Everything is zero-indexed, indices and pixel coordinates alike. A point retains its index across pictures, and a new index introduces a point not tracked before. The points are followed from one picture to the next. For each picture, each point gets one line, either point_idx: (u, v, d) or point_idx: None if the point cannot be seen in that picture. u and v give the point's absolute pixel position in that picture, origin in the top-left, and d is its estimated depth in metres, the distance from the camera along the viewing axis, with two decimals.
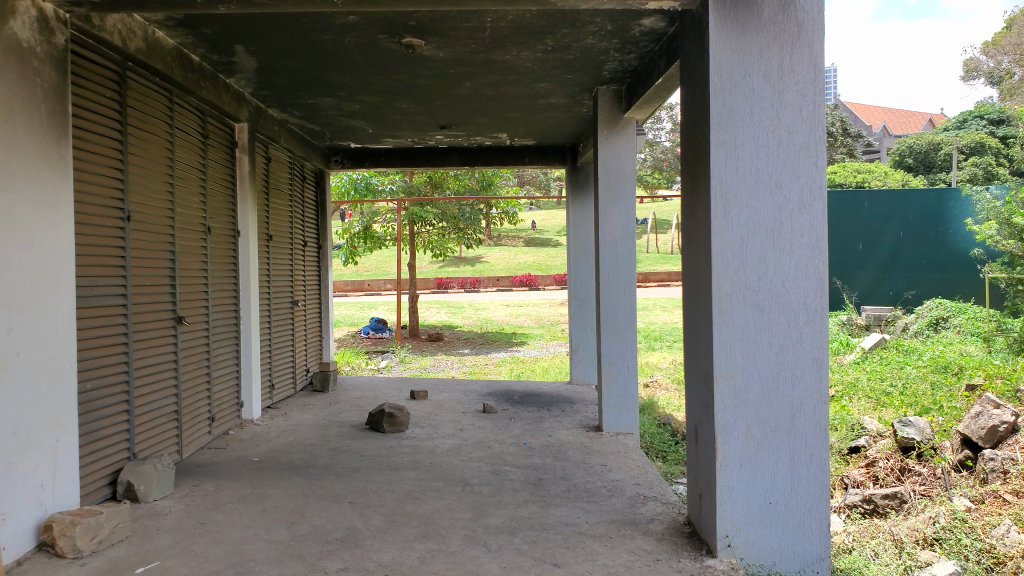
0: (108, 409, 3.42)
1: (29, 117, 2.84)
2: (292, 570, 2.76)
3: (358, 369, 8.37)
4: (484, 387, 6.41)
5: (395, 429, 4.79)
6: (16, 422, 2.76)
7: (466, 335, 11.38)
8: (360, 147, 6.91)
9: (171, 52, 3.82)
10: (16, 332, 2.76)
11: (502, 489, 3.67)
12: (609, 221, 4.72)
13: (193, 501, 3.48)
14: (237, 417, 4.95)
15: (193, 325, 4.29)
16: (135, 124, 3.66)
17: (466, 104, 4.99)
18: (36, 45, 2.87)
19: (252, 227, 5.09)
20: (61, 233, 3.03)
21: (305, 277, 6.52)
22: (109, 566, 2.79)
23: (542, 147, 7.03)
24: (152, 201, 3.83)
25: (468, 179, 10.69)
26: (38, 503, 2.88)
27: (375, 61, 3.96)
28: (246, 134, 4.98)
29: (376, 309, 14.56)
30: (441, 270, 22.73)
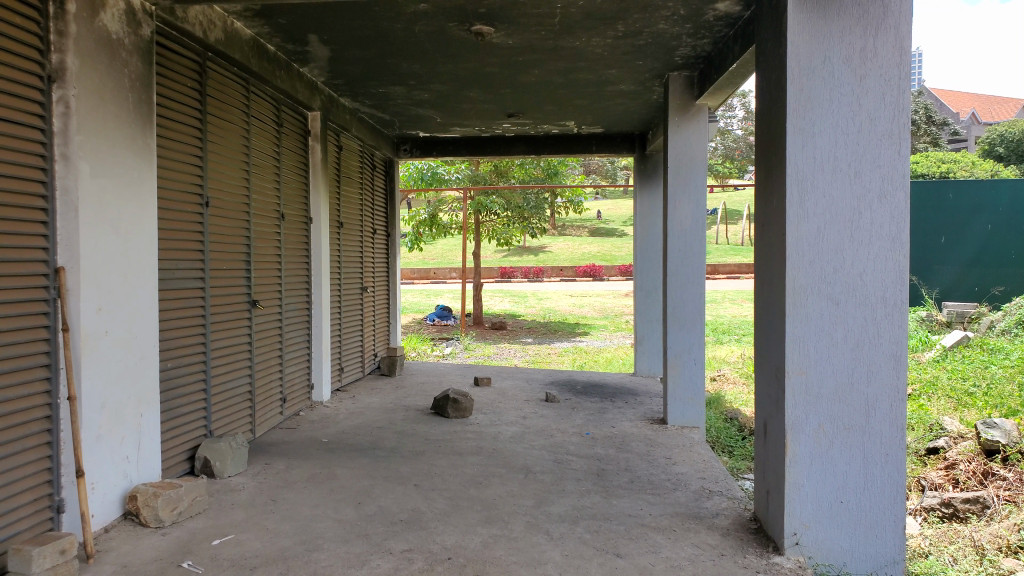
0: (187, 387, 3.56)
1: (118, 106, 2.97)
2: (358, 549, 2.83)
3: (422, 356, 8.50)
4: (547, 376, 6.42)
5: (459, 415, 4.84)
6: (105, 396, 2.92)
7: (529, 324, 11.40)
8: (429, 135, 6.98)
9: (248, 43, 3.93)
10: (104, 312, 2.91)
11: (564, 478, 3.67)
12: (678, 212, 4.65)
13: (265, 478, 3.60)
14: (307, 398, 5.09)
15: (267, 308, 4.42)
16: (213, 112, 3.78)
17: (534, 91, 4.97)
18: (125, 36, 3.00)
19: (324, 214, 5.21)
20: (145, 215, 3.16)
21: (374, 264, 6.64)
22: (187, 538, 2.92)
23: (609, 135, 6.95)
24: (229, 187, 3.95)
25: (534, 167, 10.65)
26: (123, 474, 3.03)
27: (445, 49, 3.98)
28: (318, 122, 5.09)
29: (441, 296, 14.74)
30: (505, 258, 22.86)
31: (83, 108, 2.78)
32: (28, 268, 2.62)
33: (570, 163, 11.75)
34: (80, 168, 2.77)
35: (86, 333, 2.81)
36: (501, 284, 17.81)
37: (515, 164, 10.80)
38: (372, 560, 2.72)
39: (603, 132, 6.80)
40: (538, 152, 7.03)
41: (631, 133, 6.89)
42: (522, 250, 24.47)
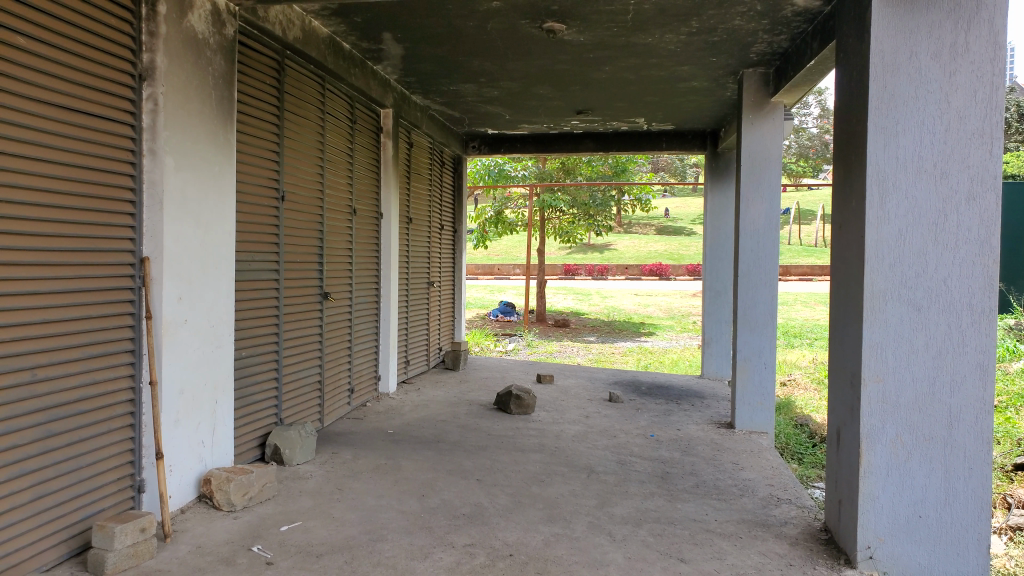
0: (260, 376, 3.67)
1: (201, 103, 3.09)
2: (421, 541, 2.86)
3: (486, 351, 8.56)
4: (611, 375, 6.37)
5: (522, 411, 4.84)
6: (184, 382, 3.03)
7: (592, 322, 11.33)
8: (497, 133, 7.01)
9: (325, 41, 4.01)
10: (184, 302, 3.02)
11: (627, 479, 3.62)
12: (750, 212, 4.55)
13: (332, 467, 3.68)
14: (374, 389, 5.18)
15: (338, 301, 4.52)
16: (290, 109, 3.87)
17: (604, 88, 4.93)
18: (210, 36, 3.11)
19: (394, 210, 5.28)
20: (224, 208, 3.27)
21: (440, 260, 6.71)
22: (258, 522, 3.01)
23: (680, 132, 6.84)
24: (304, 182, 4.05)
25: (601, 164, 10.53)
26: (199, 458, 3.15)
27: (516, 46, 3.98)
28: (390, 119, 5.16)
29: (505, 292, 14.79)
30: (569, 256, 22.83)
31: (170, 105, 2.90)
32: (116, 258, 2.77)
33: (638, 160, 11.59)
34: (165, 162, 2.89)
35: (168, 321, 2.93)
36: (564, 282, 17.75)
37: (582, 161, 10.72)
38: (434, 553, 2.75)
39: (673, 129, 6.70)
40: (606, 149, 6.98)
41: (703, 130, 6.76)
42: (586, 248, 24.35)
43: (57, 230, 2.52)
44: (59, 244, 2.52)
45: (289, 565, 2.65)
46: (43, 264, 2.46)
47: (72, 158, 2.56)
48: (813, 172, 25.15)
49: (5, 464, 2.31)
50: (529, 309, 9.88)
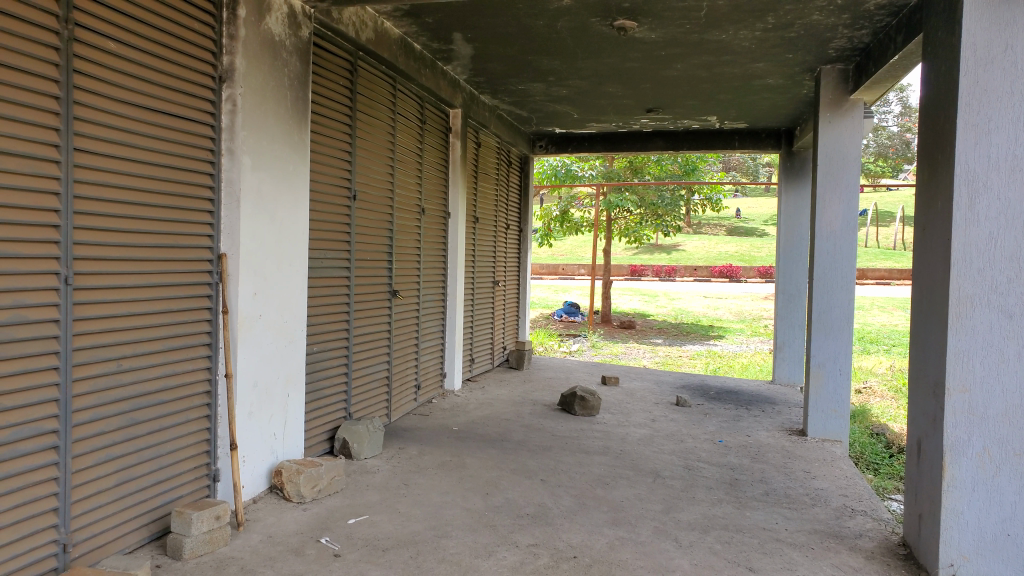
0: (331, 371, 3.74)
1: (277, 104, 3.17)
2: (485, 539, 2.87)
3: (550, 351, 8.57)
4: (678, 379, 6.28)
5: (587, 413, 4.82)
6: (257, 375, 3.12)
7: (659, 324, 11.20)
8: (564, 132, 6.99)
9: (397, 42, 4.07)
10: (259, 297, 3.11)
11: (694, 485, 3.56)
12: (827, 213, 4.41)
13: (398, 462, 3.72)
14: (439, 387, 5.23)
15: (406, 299, 4.58)
16: (363, 110, 3.94)
17: (675, 87, 4.86)
18: (287, 38, 3.19)
19: (461, 209, 5.32)
20: (298, 207, 3.35)
21: (506, 259, 6.73)
22: (326, 515, 3.07)
23: (754, 130, 6.68)
24: (375, 181, 4.12)
25: (671, 164, 10.31)
26: (271, 450, 3.23)
27: (586, 44, 3.95)
28: (459, 119, 5.21)
29: (570, 292, 14.76)
30: (636, 256, 22.62)
31: (248, 106, 3.00)
32: (195, 254, 2.87)
33: (709, 159, 11.36)
34: (243, 162, 2.98)
35: (243, 316, 3.02)
36: (629, 282, 17.58)
37: (651, 160, 10.54)
38: (498, 551, 2.76)
39: (747, 127, 6.56)
40: (676, 148, 6.86)
41: (777, 128, 6.59)
42: (653, 248, 24.07)
43: (141, 227, 2.62)
44: (143, 240, 2.63)
45: (356, 557, 2.69)
46: (128, 259, 2.57)
47: (154, 157, 2.67)
48: (891, 170, 24.00)
49: (92, 449, 2.42)
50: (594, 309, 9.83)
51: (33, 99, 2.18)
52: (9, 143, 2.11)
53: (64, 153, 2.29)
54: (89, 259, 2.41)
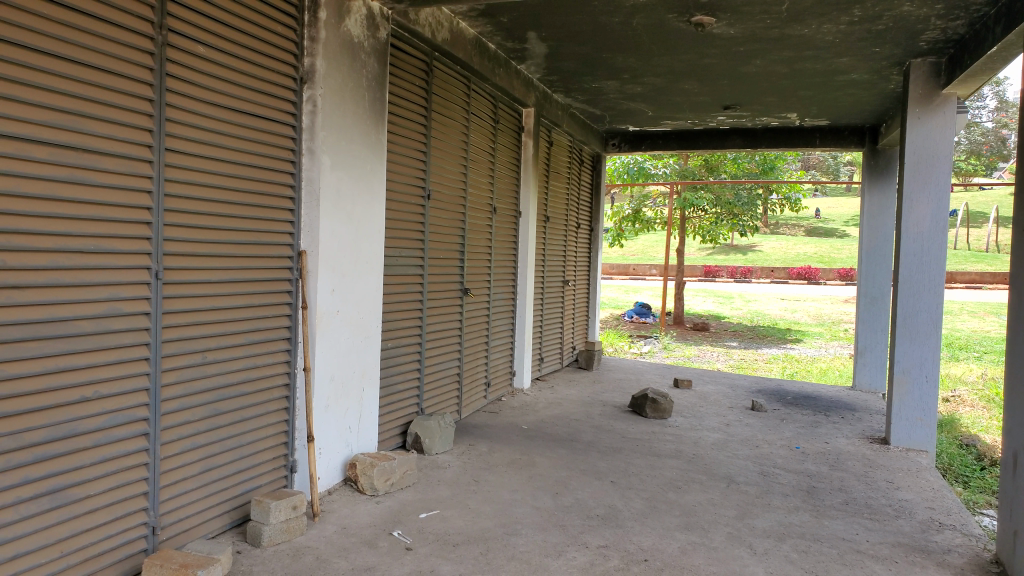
0: (404, 366, 3.80)
1: (356, 104, 3.23)
2: (555, 539, 2.87)
3: (620, 352, 8.51)
4: (752, 383, 6.13)
5: (658, 416, 4.75)
6: (334, 370, 3.19)
7: (733, 327, 10.95)
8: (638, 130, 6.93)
9: (471, 42, 4.10)
10: (337, 293, 3.19)
11: (770, 492, 3.47)
12: (914, 212, 4.24)
13: (469, 459, 3.75)
14: (509, 385, 5.25)
15: (477, 297, 4.61)
16: (437, 110, 3.99)
17: (755, 83, 4.75)
18: (365, 40, 3.25)
19: (533, 208, 5.32)
20: (375, 206, 3.41)
21: (576, 259, 6.70)
22: (398, 508, 3.12)
23: (836, 127, 6.47)
24: (449, 180, 4.16)
25: (748, 162, 10.03)
26: (346, 443, 3.30)
27: (662, 41, 3.90)
28: (532, 118, 5.22)
29: (641, 293, 14.61)
30: (710, 257, 22.23)
31: (327, 107, 3.07)
32: (277, 250, 2.96)
33: (787, 157, 11.03)
34: (323, 162, 3.05)
35: (321, 312, 3.10)
36: (702, 283, 17.25)
37: (728, 158, 10.29)
38: (569, 552, 2.75)
39: (828, 124, 6.36)
40: (754, 147, 6.71)
41: (861, 125, 6.35)
42: (728, 249, 23.55)
43: (226, 223, 2.72)
44: (228, 237, 2.73)
45: (427, 551, 2.73)
46: (213, 255, 2.67)
47: (239, 157, 2.76)
48: (986, 170, 22.40)
49: (178, 437, 2.52)
50: (666, 310, 9.70)
51: (127, 102, 2.28)
52: (107, 143, 2.23)
53: (155, 153, 2.39)
54: (178, 255, 2.52)
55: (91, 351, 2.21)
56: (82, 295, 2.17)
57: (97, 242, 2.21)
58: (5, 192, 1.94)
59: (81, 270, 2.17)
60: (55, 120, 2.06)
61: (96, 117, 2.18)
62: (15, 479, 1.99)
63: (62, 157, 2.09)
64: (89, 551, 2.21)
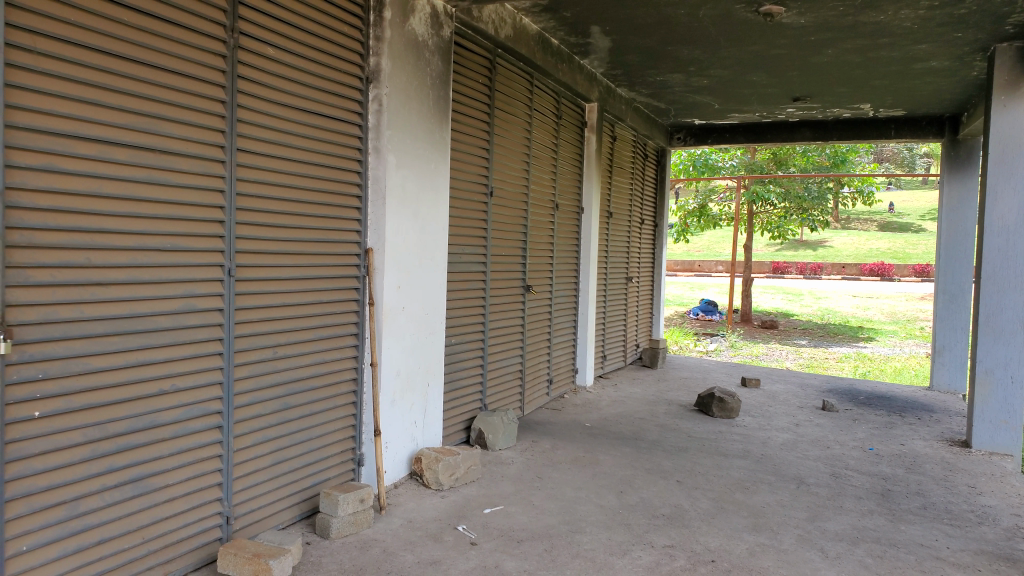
0: (467, 362, 3.83)
1: (420, 102, 3.26)
2: (620, 537, 2.84)
3: (685, 350, 8.41)
4: (824, 382, 5.97)
5: (725, 415, 4.67)
6: (400, 365, 3.23)
7: (803, 325, 10.67)
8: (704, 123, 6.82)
9: (534, 38, 4.09)
10: (402, 290, 3.22)
11: (842, 494, 3.37)
12: (999, 204, 4.06)
13: (532, 455, 3.76)
14: (571, 382, 5.24)
15: (539, 294, 4.61)
16: (500, 106, 4.00)
17: (827, 73, 4.61)
18: (429, 38, 3.28)
19: (595, 204, 5.28)
20: (439, 203, 3.44)
21: (640, 255, 6.64)
22: (463, 503, 3.14)
23: (913, 118, 6.23)
24: (511, 177, 4.17)
25: (819, 155, 9.86)
26: (411, 437, 3.34)
27: (730, 32, 3.82)
28: (595, 113, 5.18)
29: (707, 290, 14.39)
30: (777, 253, 21.71)
31: (393, 105, 3.10)
32: (344, 248, 3.02)
33: (858, 148, 10.67)
34: (388, 160, 3.09)
35: (387, 308, 3.15)
36: (769, 280, 16.86)
37: (797, 151, 10.01)
38: (634, 551, 2.72)
39: (904, 114, 6.14)
40: (825, 139, 6.54)
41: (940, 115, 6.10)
42: (797, 245, 22.96)
43: (296, 222, 2.78)
44: (297, 235, 2.79)
45: (492, 547, 2.74)
46: (284, 253, 2.73)
47: (308, 156, 2.82)
48: None
49: (250, 430, 2.59)
50: (732, 307, 9.52)
51: (200, 104, 2.35)
52: (183, 145, 2.30)
53: (227, 154, 2.45)
54: (250, 252, 2.58)
55: (169, 345, 2.29)
56: (160, 292, 2.25)
57: (173, 241, 2.29)
58: (89, 193, 2.03)
59: (159, 267, 2.25)
60: (134, 123, 2.14)
61: (173, 119, 2.25)
62: (101, 466, 2.08)
63: (141, 159, 2.17)
64: (168, 537, 2.29)
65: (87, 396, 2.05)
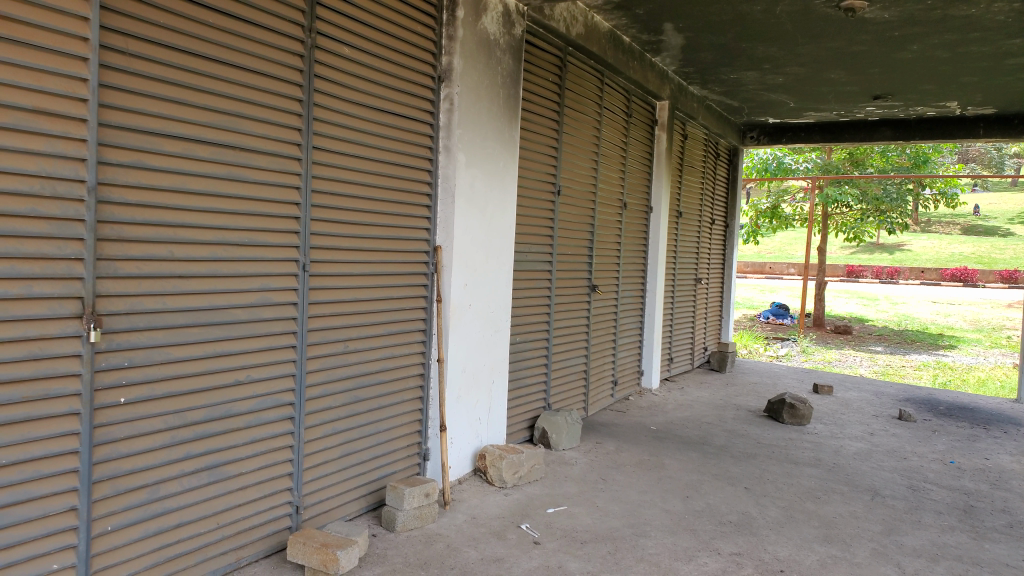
0: (532, 360, 3.83)
1: (490, 101, 3.27)
2: (686, 543, 2.80)
3: (754, 354, 8.24)
4: (901, 391, 5.75)
5: (796, 422, 4.55)
6: (465, 362, 3.25)
7: (879, 331, 10.31)
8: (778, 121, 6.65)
9: (606, 36, 4.06)
10: (469, 288, 3.24)
11: (920, 508, 3.24)
12: None
13: (596, 456, 3.74)
14: (637, 384, 5.19)
15: (605, 293, 4.57)
16: (570, 104, 3.98)
17: (911, 70, 4.43)
18: (501, 37, 3.29)
19: (664, 204, 5.20)
20: (507, 201, 3.45)
21: (710, 256, 6.52)
22: (526, 502, 3.14)
23: (1003, 116, 5.95)
24: (579, 175, 4.15)
25: (899, 155, 9.51)
26: (475, 434, 3.36)
27: (809, 28, 3.71)
28: (666, 111, 5.11)
29: (779, 293, 14.06)
30: (852, 256, 21.04)
31: (464, 104, 3.12)
32: (414, 245, 3.05)
33: (942, 148, 10.24)
34: (458, 159, 3.11)
35: (455, 305, 3.17)
36: (842, 284, 16.34)
37: (875, 150, 9.68)
38: (700, 557, 2.68)
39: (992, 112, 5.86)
40: (906, 138, 6.30)
41: None
42: (872, 248, 22.18)
43: (368, 219, 2.82)
44: (369, 232, 2.83)
45: (555, 547, 2.73)
46: (356, 250, 2.78)
47: (381, 155, 2.86)
48: None
49: (321, 422, 2.65)
50: (804, 311, 9.27)
51: (280, 103, 2.41)
52: (262, 142, 2.36)
53: (303, 151, 2.50)
54: (323, 248, 2.63)
55: (245, 337, 2.35)
56: (237, 286, 2.32)
57: (250, 236, 2.35)
58: (173, 189, 2.10)
59: (237, 262, 2.31)
60: (216, 121, 2.20)
61: (253, 117, 2.32)
62: (180, 453, 2.16)
63: (222, 156, 2.23)
64: (241, 524, 2.36)
65: (168, 384, 2.12)
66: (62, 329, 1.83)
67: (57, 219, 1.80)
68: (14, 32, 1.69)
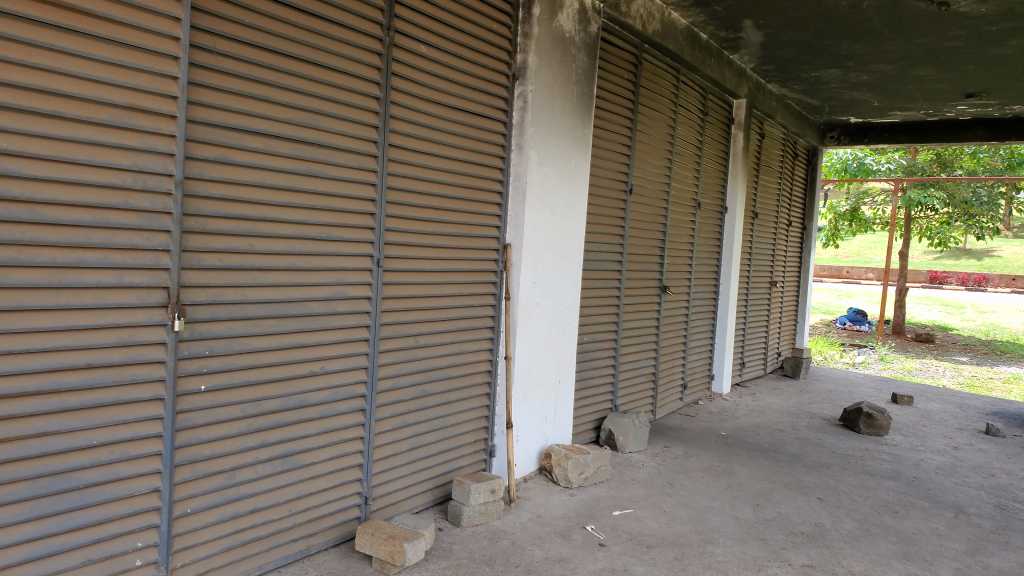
0: (599, 361, 3.80)
1: (564, 99, 3.25)
2: (755, 552, 2.73)
3: (829, 361, 8.00)
4: (989, 405, 5.49)
5: (873, 432, 4.40)
6: (533, 360, 3.25)
7: (964, 341, 9.85)
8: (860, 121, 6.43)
9: (683, 33, 4.00)
10: (537, 286, 3.23)
11: (1009, 529, 3.08)
12: None
13: (663, 460, 3.69)
14: (706, 388, 5.09)
15: (676, 295, 4.51)
16: (645, 102, 3.93)
17: (1009, 66, 4.20)
18: (576, 34, 3.27)
19: (739, 204, 5.09)
20: (578, 200, 3.42)
21: (785, 259, 6.35)
22: (591, 503, 3.12)
23: None
24: (653, 174, 4.09)
25: (991, 156, 9.13)
26: (541, 432, 3.36)
27: (900, 24, 3.58)
28: (742, 110, 5.00)
29: (859, 298, 13.61)
30: (935, 262, 20.17)
31: (537, 103, 3.11)
32: (484, 243, 3.06)
33: None
34: (530, 156, 3.10)
35: (523, 303, 3.17)
36: (925, 290, 15.69)
37: (966, 152, 9.36)
38: (769, 567, 2.61)
39: None
40: (1001, 139, 5.98)
41: None
42: (958, 254, 21.22)
43: (442, 216, 2.84)
44: (442, 229, 2.86)
45: (621, 550, 2.70)
46: (429, 246, 2.81)
47: (455, 153, 2.88)
48: None
49: (391, 415, 2.69)
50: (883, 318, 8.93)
51: (360, 101, 2.45)
52: (342, 140, 2.41)
53: (382, 148, 2.53)
54: (398, 244, 2.67)
55: (319, 329, 2.40)
56: (314, 279, 2.37)
57: (327, 231, 2.39)
58: (255, 183, 2.15)
59: (314, 256, 2.36)
60: (297, 118, 2.25)
61: (333, 115, 2.36)
62: (256, 441, 2.22)
63: (303, 153, 2.28)
64: (312, 513, 2.41)
65: (246, 373, 2.19)
66: (149, 317, 1.90)
67: (147, 212, 1.87)
68: (113, 33, 1.76)
